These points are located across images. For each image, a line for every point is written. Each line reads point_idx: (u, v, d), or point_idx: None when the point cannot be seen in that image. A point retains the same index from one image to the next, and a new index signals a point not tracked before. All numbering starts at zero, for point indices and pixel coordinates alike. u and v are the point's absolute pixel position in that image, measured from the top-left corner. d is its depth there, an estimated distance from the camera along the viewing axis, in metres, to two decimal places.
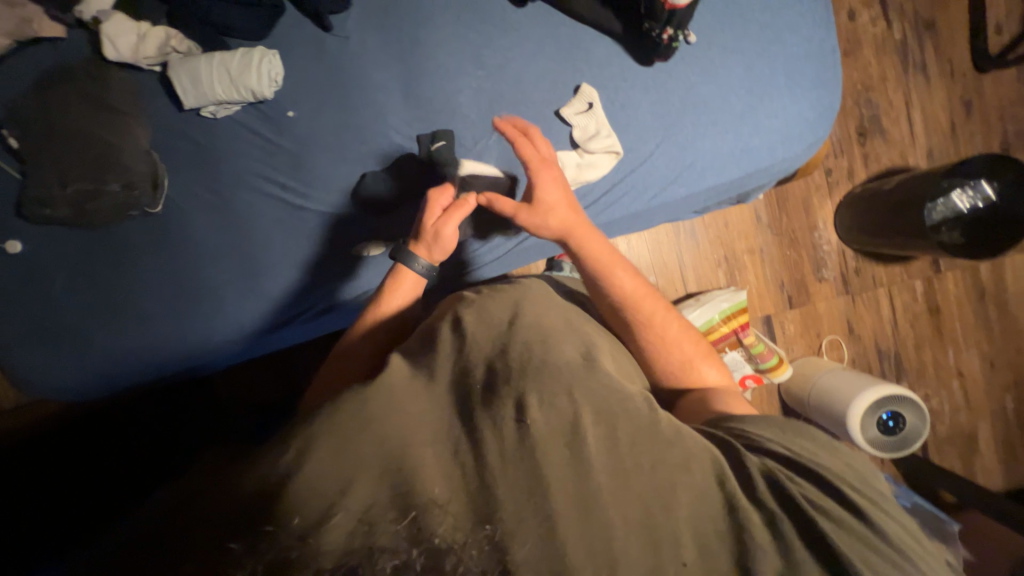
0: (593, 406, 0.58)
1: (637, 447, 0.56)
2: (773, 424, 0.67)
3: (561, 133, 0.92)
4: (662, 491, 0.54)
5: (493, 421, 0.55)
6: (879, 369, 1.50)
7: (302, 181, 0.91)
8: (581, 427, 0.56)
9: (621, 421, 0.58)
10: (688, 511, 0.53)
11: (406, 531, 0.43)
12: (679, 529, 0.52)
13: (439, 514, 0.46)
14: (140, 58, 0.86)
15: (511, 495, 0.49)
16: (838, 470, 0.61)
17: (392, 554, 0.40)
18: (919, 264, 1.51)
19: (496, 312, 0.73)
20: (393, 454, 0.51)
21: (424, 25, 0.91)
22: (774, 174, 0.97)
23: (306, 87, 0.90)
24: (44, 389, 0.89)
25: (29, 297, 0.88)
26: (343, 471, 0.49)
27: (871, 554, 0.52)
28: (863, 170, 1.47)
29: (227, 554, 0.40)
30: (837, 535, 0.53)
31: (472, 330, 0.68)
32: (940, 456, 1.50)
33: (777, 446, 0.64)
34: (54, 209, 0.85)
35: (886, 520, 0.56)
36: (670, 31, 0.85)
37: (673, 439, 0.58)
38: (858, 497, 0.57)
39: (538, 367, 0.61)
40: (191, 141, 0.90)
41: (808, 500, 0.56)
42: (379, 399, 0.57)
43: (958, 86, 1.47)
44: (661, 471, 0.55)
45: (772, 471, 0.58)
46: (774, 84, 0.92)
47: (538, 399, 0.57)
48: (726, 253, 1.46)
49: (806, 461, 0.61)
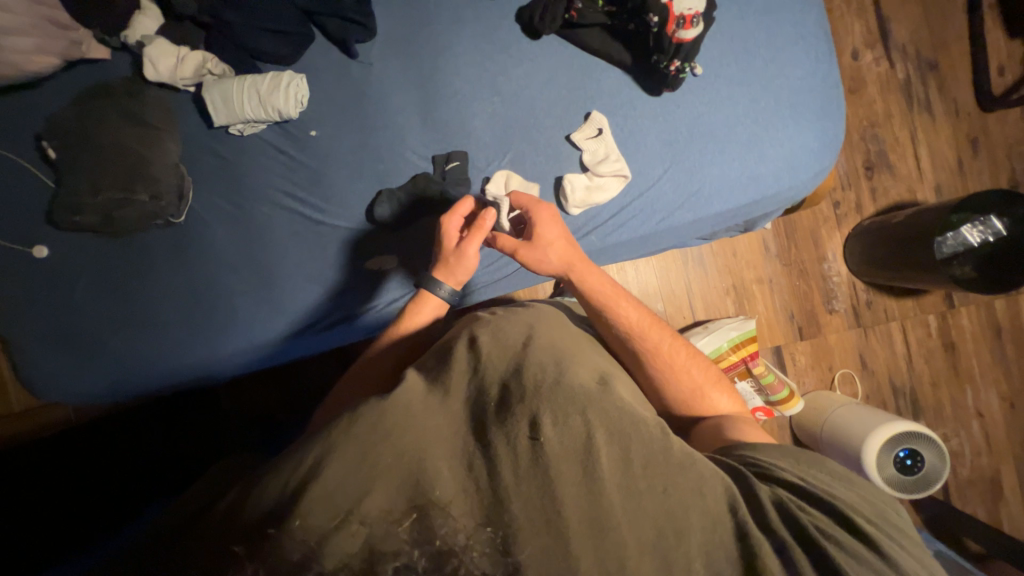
0: (606, 425, 0.57)
1: (650, 468, 0.55)
2: (787, 453, 0.66)
3: (571, 157, 0.95)
4: (675, 516, 0.53)
5: (504, 435, 0.54)
6: (894, 405, 1.46)
7: (322, 197, 0.95)
8: (594, 447, 0.54)
9: (634, 442, 0.57)
10: (701, 537, 0.52)
11: (410, 533, 0.44)
12: (690, 553, 0.51)
13: (440, 515, 0.47)
14: (177, 78, 0.91)
15: (526, 511, 0.50)
16: (852, 500, 0.59)
17: (393, 557, 0.41)
18: (932, 299, 1.49)
19: (510, 332, 0.72)
20: (404, 467, 0.51)
21: (443, 55, 0.96)
22: (781, 202, 0.98)
23: (330, 109, 0.95)
24: (56, 394, 0.90)
25: (53, 305, 0.91)
26: (355, 482, 0.49)
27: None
28: (871, 204, 1.48)
29: (229, 556, 0.43)
30: (850, 566, 0.51)
31: (486, 350, 0.67)
32: (963, 501, 1.43)
33: (789, 475, 0.62)
34: (82, 217, 0.88)
35: (903, 556, 0.54)
36: (677, 63, 0.89)
37: (685, 463, 0.56)
38: (873, 531, 0.56)
39: (549, 384, 0.60)
40: (219, 157, 0.94)
41: (818, 529, 0.54)
42: (397, 411, 0.56)
43: (964, 124, 1.50)
44: (673, 494, 0.54)
45: (785, 501, 0.57)
46: (779, 115, 0.94)
47: (551, 417, 0.56)
48: (734, 282, 1.45)
49: (819, 492, 0.60)
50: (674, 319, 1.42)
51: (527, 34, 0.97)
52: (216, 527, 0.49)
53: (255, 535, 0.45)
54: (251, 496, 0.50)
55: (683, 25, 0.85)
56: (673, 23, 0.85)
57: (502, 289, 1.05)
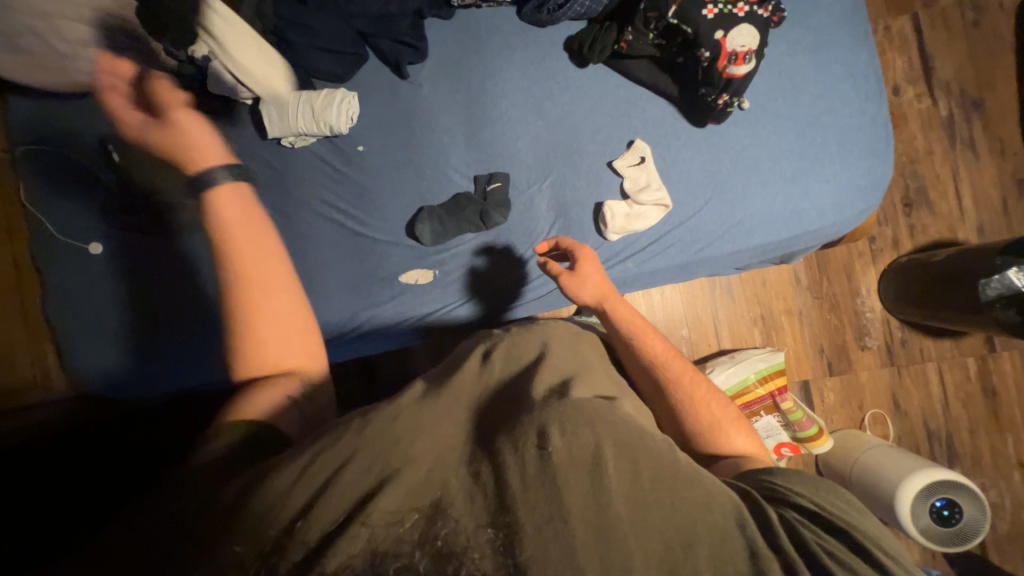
0: (613, 438, 0.55)
1: (658, 481, 0.52)
2: (805, 481, 0.63)
3: (612, 183, 0.96)
4: (686, 530, 0.49)
5: (514, 448, 0.52)
6: (928, 450, 1.40)
7: (363, 209, 0.97)
8: (602, 458, 0.52)
9: (642, 457, 0.54)
10: (711, 552, 0.49)
11: (416, 534, 0.47)
12: (699, 567, 0.47)
13: (443, 520, 0.48)
14: (237, 91, 0.94)
15: (531, 516, 0.48)
16: (868, 528, 0.57)
17: (394, 557, 0.45)
18: (971, 341, 1.44)
19: (523, 347, 0.72)
20: (412, 469, 0.51)
21: (489, 78, 0.99)
22: (822, 238, 0.96)
23: (377, 126, 0.98)
24: (102, 380, 0.97)
25: (98, 297, 0.97)
26: (364, 478, 0.50)
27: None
28: (909, 240, 1.45)
29: (230, 556, 0.45)
30: None
31: (498, 363, 0.68)
32: (1002, 557, 1.36)
33: (805, 502, 0.59)
34: (136, 217, 0.97)
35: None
36: (726, 97, 0.90)
37: (693, 478, 0.54)
38: (891, 561, 0.52)
39: (557, 399, 0.59)
40: (267, 165, 0.98)
41: (827, 552, 0.52)
42: (409, 418, 0.57)
43: (1010, 164, 1.46)
44: (681, 509, 0.51)
45: (791, 519, 0.56)
46: (825, 152, 0.94)
47: (559, 428, 0.54)
48: (763, 312, 1.43)
49: (836, 520, 0.57)
50: (699, 347, 1.41)
51: (575, 62, 0.99)
52: (220, 520, 0.48)
53: (260, 532, 0.47)
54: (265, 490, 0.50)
55: (734, 61, 0.87)
56: (725, 58, 0.87)
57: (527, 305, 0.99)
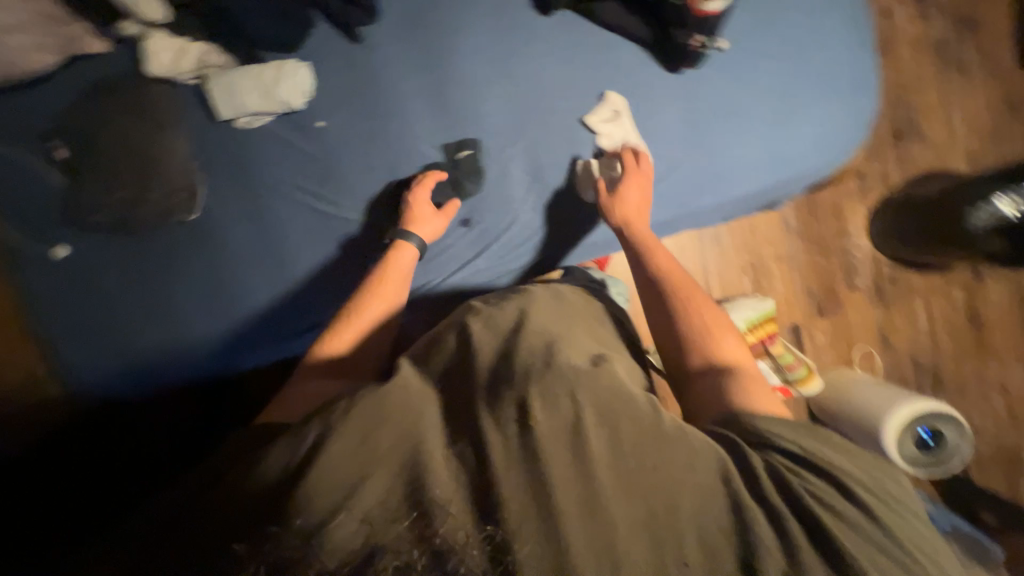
0: (594, 407, 0.55)
1: (640, 446, 0.53)
2: (792, 420, 0.60)
3: (587, 140, 0.92)
4: (670, 493, 0.51)
5: (493, 419, 0.54)
6: (915, 382, 1.44)
7: (332, 189, 0.93)
8: (581, 426, 0.53)
9: (623, 422, 0.55)
10: (695, 511, 0.50)
11: (410, 531, 0.47)
12: (682, 527, 0.49)
13: (438, 514, 0.48)
14: (178, 72, 0.89)
15: (515, 494, 0.49)
16: (849, 463, 0.57)
17: (394, 555, 0.46)
18: (959, 273, 1.44)
19: (502, 317, 0.71)
20: (400, 454, 0.51)
21: (449, 35, 0.92)
22: (805, 182, 0.94)
23: (335, 98, 0.92)
24: (86, 388, 0.91)
25: (70, 303, 0.91)
26: (352, 464, 0.50)
27: (885, 561, 0.50)
28: (899, 175, 1.42)
29: (229, 557, 0.46)
30: (845, 535, 0.50)
31: (478, 336, 0.67)
32: (982, 475, 1.43)
33: (791, 444, 0.58)
34: (101, 215, 0.90)
35: (893, 520, 0.53)
36: (700, 39, 0.85)
37: (675, 437, 0.53)
38: (869, 497, 0.54)
39: (538, 370, 0.59)
40: (222, 149, 0.92)
41: (816, 500, 0.53)
42: (396, 396, 0.56)
43: (1003, 86, 1.41)
44: (664, 472, 0.51)
45: (778, 468, 0.55)
46: (807, 90, 0.89)
47: (539, 398, 0.55)
48: (752, 260, 1.42)
49: (822, 463, 0.56)
50: None
51: (539, 10, 0.92)
52: (218, 512, 0.50)
53: (257, 534, 0.47)
54: (259, 475, 0.52)
55: None
56: None
57: (516, 269, 0.95)
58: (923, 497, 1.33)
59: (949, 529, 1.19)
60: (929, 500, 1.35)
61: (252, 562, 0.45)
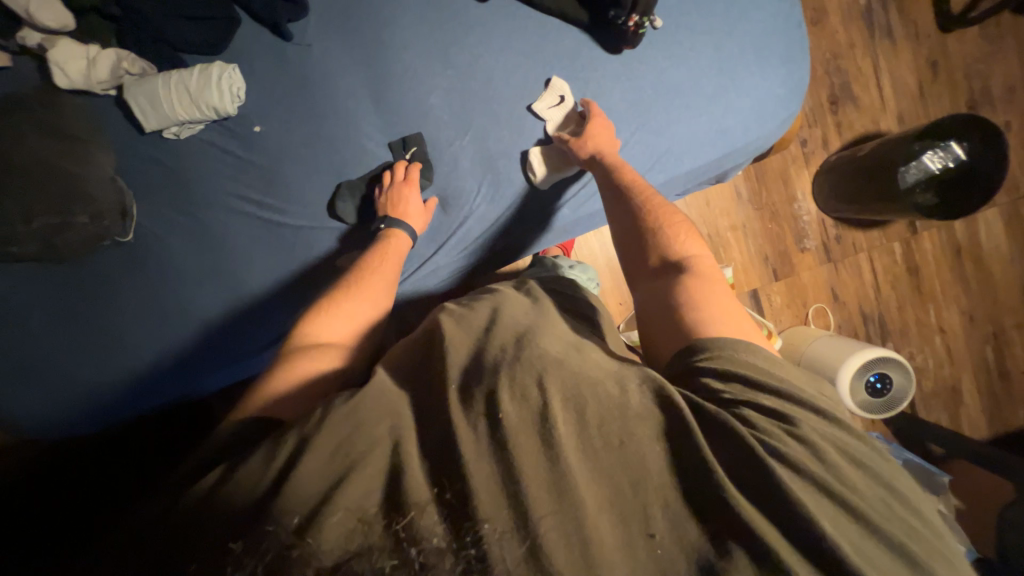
0: (561, 392, 0.54)
1: (606, 427, 0.53)
2: (756, 362, 0.59)
3: (536, 127, 0.91)
4: (634, 467, 0.50)
5: (465, 414, 0.53)
6: (864, 332, 1.54)
7: (278, 196, 0.90)
8: (549, 414, 0.52)
9: (590, 404, 0.54)
10: (660, 483, 0.50)
11: (397, 531, 0.45)
12: (648, 501, 0.49)
13: (423, 516, 0.46)
14: (93, 83, 0.83)
15: (486, 488, 0.47)
16: (802, 404, 0.56)
17: (390, 554, 0.44)
18: (896, 227, 1.54)
19: (474, 316, 0.71)
20: (382, 455, 0.51)
21: (386, 27, 0.89)
22: (749, 153, 0.97)
23: (271, 101, 0.88)
24: (33, 428, 0.86)
25: (4, 341, 0.85)
26: (334, 470, 0.49)
27: (832, 505, 0.50)
28: (837, 139, 1.49)
29: (227, 554, 0.44)
30: (797, 484, 0.50)
31: (450, 335, 0.65)
32: (927, 411, 1.55)
33: (752, 394, 0.57)
34: (20, 246, 0.81)
35: (841, 461, 0.53)
36: (636, 18, 0.84)
37: (642, 411, 0.54)
38: (818, 438, 0.53)
39: (508, 362, 0.58)
40: (158, 163, 0.87)
41: (772, 451, 0.52)
42: (374, 399, 0.56)
43: (924, 47, 1.49)
44: (630, 446, 0.51)
45: (737, 418, 0.54)
46: (743, 63, 0.92)
47: (509, 391, 0.54)
48: (709, 231, 1.47)
49: (784, 411, 0.55)
50: None
51: None
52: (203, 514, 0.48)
53: (255, 532, 0.45)
54: (231, 491, 0.49)
55: None
56: None
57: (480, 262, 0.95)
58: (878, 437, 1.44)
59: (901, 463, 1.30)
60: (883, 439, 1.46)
61: (252, 561, 0.43)
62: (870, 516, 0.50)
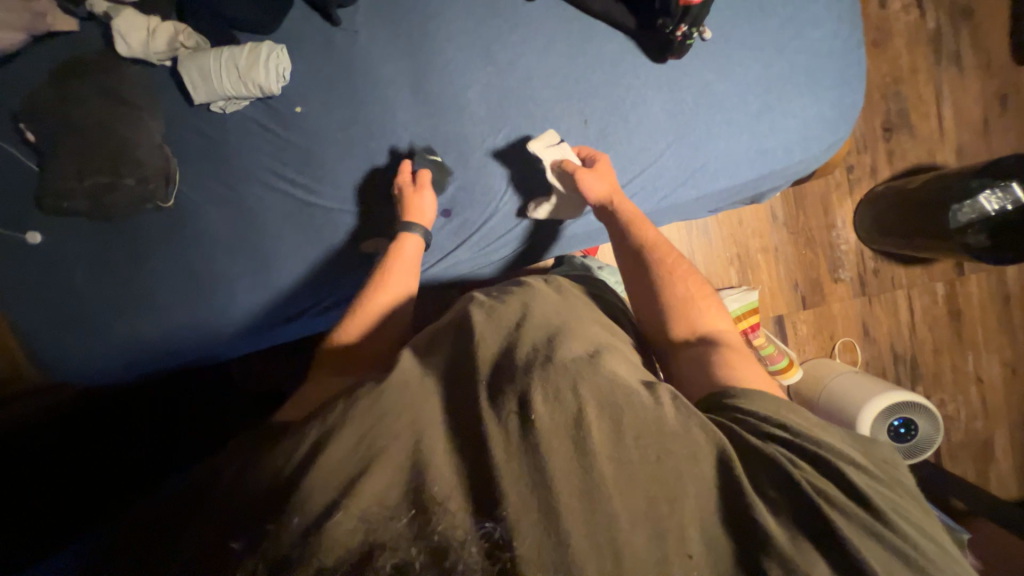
0: (597, 401, 0.54)
1: (643, 440, 0.52)
2: (776, 402, 0.61)
3: (570, 130, 0.90)
4: (670, 484, 0.50)
5: (495, 413, 0.53)
6: (894, 373, 1.47)
7: (312, 177, 0.92)
8: (585, 422, 0.52)
9: (627, 416, 0.53)
10: (696, 503, 0.50)
11: (410, 530, 0.45)
12: (684, 521, 0.49)
13: (440, 511, 0.47)
14: (150, 53, 0.87)
15: (517, 488, 0.48)
16: (837, 444, 0.57)
17: (392, 552, 0.44)
18: (941, 266, 1.46)
19: (503, 312, 0.69)
20: (402, 448, 0.51)
21: (432, 20, 0.90)
22: (789, 176, 0.93)
23: (315, 84, 0.90)
24: (65, 376, 0.91)
25: (46, 291, 0.90)
26: (356, 461, 0.50)
27: (881, 550, 0.49)
28: (887, 168, 1.42)
29: (229, 554, 0.45)
30: (847, 526, 0.49)
31: (480, 329, 0.64)
32: (953, 462, 1.48)
33: (782, 429, 0.58)
34: (72, 201, 0.88)
35: (884, 501, 0.52)
36: (685, 28, 0.82)
37: (679, 430, 0.53)
38: (858, 478, 0.53)
39: (542, 362, 0.58)
40: (202, 136, 0.91)
41: (817, 490, 0.51)
42: (395, 393, 0.56)
43: (995, 79, 1.40)
44: (667, 463, 0.51)
45: (777, 454, 0.54)
46: (792, 83, 0.88)
47: (543, 393, 0.53)
48: (739, 251, 1.43)
49: (820, 449, 0.55)
50: None
51: None
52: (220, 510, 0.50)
53: (255, 531, 0.46)
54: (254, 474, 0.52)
55: None
56: None
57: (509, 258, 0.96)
58: None
59: None
60: None
61: (251, 560, 0.44)
62: (920, 561, 0.48)
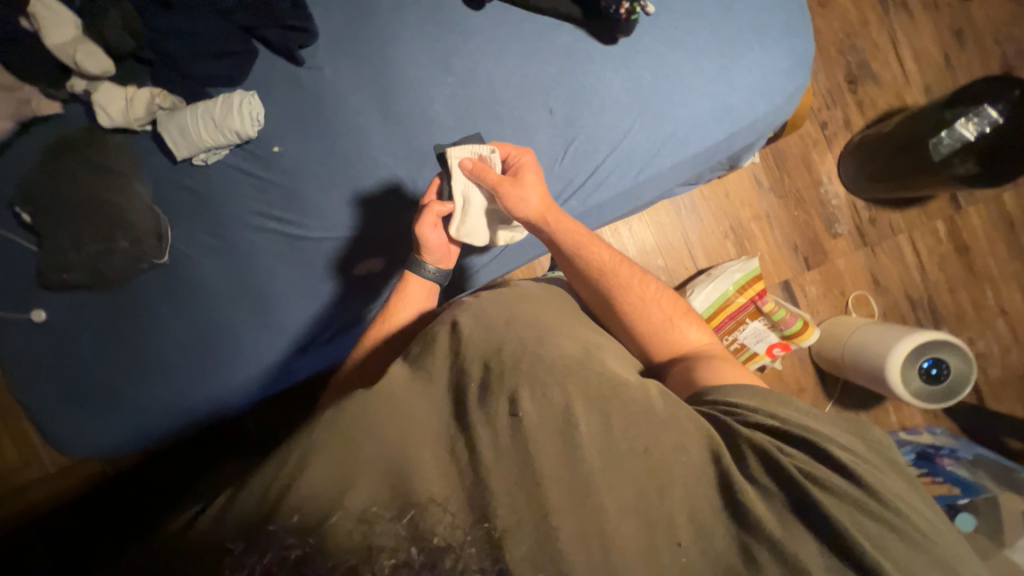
0: (583, 395, 0.53)
1: (631, 429, 0.52)
2: (755, 391, 0.62)
3: (538, 121, 0.92)
4: (658, 474, 0.49)
5: (483, 411, 0.51)
6: (913, 319, 1.43)
7: (297, 212, 0.94)
8: (573, 414, 0.51)
9: (614, 404, 0.53)
10: (684, 491, 0.49)
11: (404, 531, 0.42)
12: (673, 509, 0.48)
13: (434, 512, 0.44)
14: (131, 120, 0.91)
15: (505, 492, 0.46)
16: (827, 429, 0.56)
17: (389, 553, 0.41)
18: (937, 204, 1.44)
19: (491, 313, 0.67)
20: (387, 460, 0.47)
21: (390, 45, 0.94)
22: (760, 130, 0.95)
23: (288, 122, 0.94)
24: (81, 450, 0.91)
25: (55, 365, 0.91)
26: (339, 474, 0.45)
27: (874, 527, 0.48)
28: (860, 118, 1.43)
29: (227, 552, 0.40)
30: (836, 507, 0.48)
31: (467, 332, 0.62)
32: (998, 401, 1.41)
33: (764, 420, 0.57)
34: (72, 273, 0.90)
35: (875, 479, 0.51)
36: (627, 4, 0.86)
37: (667, 418, 0.53)
38: (846, 457, 0.52)
39: (528, 359, 0.57)
40: (187, 190, 0.94)
41: (806, 475, 0.50)
42: (381, 399, 0.53)
43: (945, 16, 1.43)
44: (655, 454, 0.50)
45: (763, 442, 0.53)
46: (742, 42, 0.91)
47: (529, 391, 0.52)
48: (731, 224, 1.42)
49: (808, 435, 0.54)
50: (677, 274, 1.40)
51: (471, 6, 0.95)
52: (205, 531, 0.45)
53: (256, 530, 0.42)
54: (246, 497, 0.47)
55: None
56: None
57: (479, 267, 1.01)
58: (941, 431, 1.31)
59: (971, 458, 1.21)
60: (949, 435, 1.33)
61: (250, 561, 0.39)
62: (916, 536, 0.47)
